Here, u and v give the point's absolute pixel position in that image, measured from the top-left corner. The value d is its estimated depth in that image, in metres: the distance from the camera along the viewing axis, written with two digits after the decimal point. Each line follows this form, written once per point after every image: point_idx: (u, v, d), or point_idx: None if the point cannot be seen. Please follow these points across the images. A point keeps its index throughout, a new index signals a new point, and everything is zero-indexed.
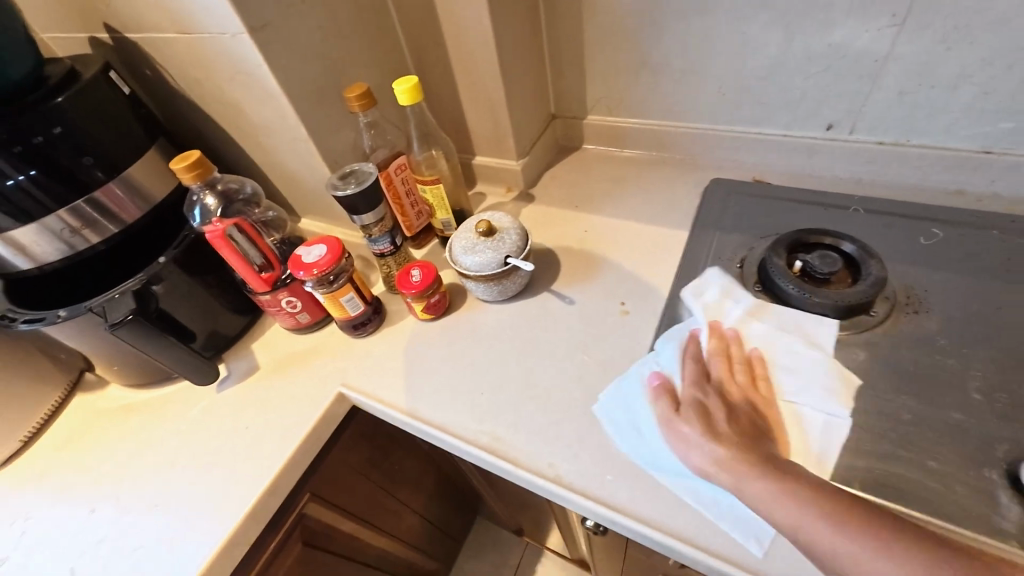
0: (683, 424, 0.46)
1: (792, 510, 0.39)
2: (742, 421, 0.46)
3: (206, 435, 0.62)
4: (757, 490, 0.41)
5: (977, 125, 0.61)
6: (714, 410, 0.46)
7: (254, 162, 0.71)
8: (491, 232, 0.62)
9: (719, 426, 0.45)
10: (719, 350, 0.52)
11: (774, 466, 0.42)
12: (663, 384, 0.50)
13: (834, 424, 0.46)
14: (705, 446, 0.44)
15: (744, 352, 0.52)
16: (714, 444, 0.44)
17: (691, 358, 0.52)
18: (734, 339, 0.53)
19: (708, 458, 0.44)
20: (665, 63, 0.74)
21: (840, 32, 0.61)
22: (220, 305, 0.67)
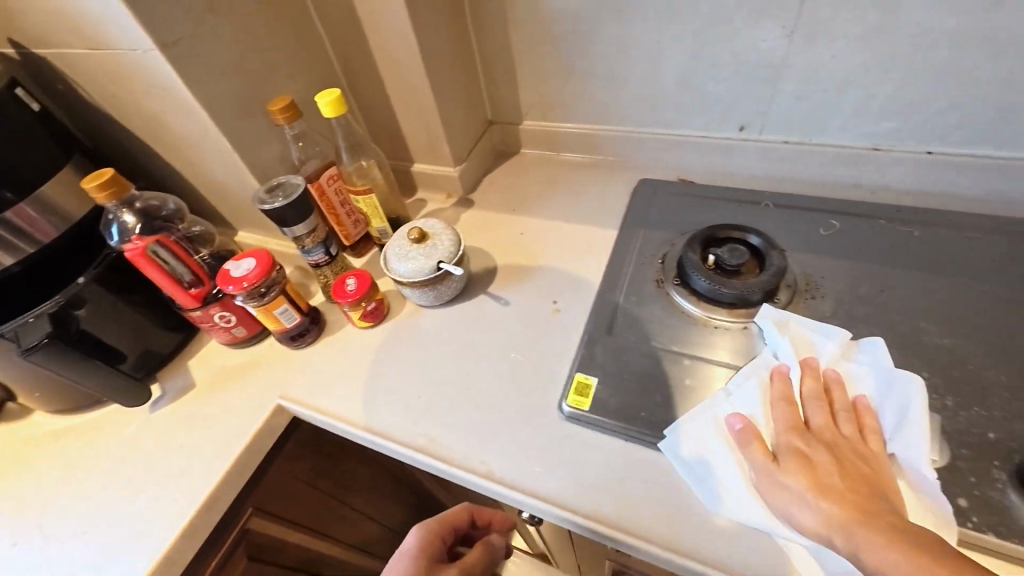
0: (786, 477, 0.43)
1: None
2: (851, 471, 0.42)
3: (138, 457, 0.60)
4: (883, 560, 0.36)
5: (865, 124, 0.67)
6: (820, 459, 0.43)
7: (182, 177, 0.70)
8: (424, 238, 0.64)
9: (828, 481, 0.41)
10: (820, 392, 0.48)
11: (898, 528, 0.37)
12: (746, 429, 0.46)
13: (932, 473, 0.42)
14: (814, 503, 0.40)
15: (847, 396, 0.48)
16: (821, 499, 0.40)
17: (782, 399, 0.48)
18: (836, 380, 0.49)
19: (821, 517, 0.40)
20: (590, 71, 0.77)
21: (741, 41, 0.66)
22: (150, 324, 0.66)
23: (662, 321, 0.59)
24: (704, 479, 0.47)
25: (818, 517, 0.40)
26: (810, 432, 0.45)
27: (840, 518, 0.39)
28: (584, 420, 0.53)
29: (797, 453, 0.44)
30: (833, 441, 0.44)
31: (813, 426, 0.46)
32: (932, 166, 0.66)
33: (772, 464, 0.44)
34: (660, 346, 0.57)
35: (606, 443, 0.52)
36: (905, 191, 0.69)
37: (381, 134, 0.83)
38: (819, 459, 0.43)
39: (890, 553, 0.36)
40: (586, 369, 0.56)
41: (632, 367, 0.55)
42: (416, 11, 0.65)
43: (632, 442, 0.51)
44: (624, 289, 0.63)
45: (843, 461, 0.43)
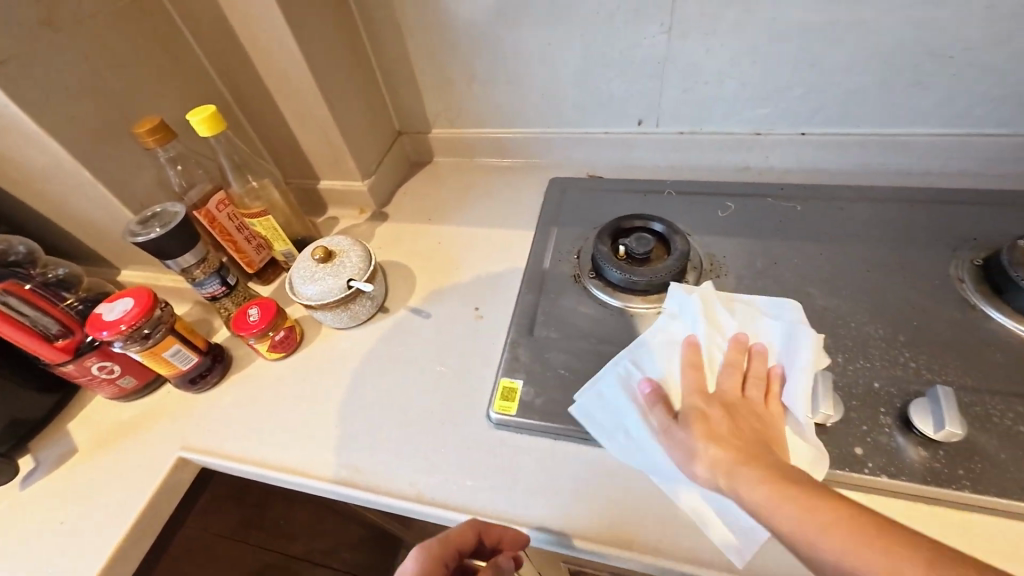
0: (680, 430, 0.43)
1: (782, 520, 0.34)
2: (743, 426, 0.42)
3: (6, 545, 0.52)
4: (756, 501, 0.36)
5: (746, 112, 0.72)
6: (716, 416, 0.43)
7: (39, 214, 0.61)
8: (330, 257, 0.60)
9: (719, 432, 0.41)
10: (735, 360, 0.48)
11: (778, 476, 0.36)
12: (654, 392, 0.48)
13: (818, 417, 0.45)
14: (703, 452, 0.41)
15: (765, 368, 0.47)
16: (710, 446, 0.41)
17: (690, 364, 0.48)
18: (758, 353, 0.48)
19: (708, 464, 0.40)
20: (490, 74, 0.77)
21: (625, 40, 0.69)
22: (15, 387, 0.57)
23: (581, 315, 0.59)
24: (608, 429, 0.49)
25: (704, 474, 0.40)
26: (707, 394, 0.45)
27: (725, 463, 0.39)
28: (512, 425, 0.52)
29: (696, 412, 0.44)
30: (729, 402, 0.45)
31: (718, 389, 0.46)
32: (806, 146, 0.72)
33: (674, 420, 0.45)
34: (580, 340, 0.57)
35: (536, 444, 0.51)
36: (787, 169, 0.75)
37: (279, 152, 0.78)
38: (717, 415, 0.43)
39: (759, 492, 0.36)
40: (510, 372, 0.55)
41: (556, 364, 0.55)
42: (296, 21, 0.62)
43: (560, 440, 0.51)
44: (543, 287, 0.63)
45: (739, 418, 0.43)
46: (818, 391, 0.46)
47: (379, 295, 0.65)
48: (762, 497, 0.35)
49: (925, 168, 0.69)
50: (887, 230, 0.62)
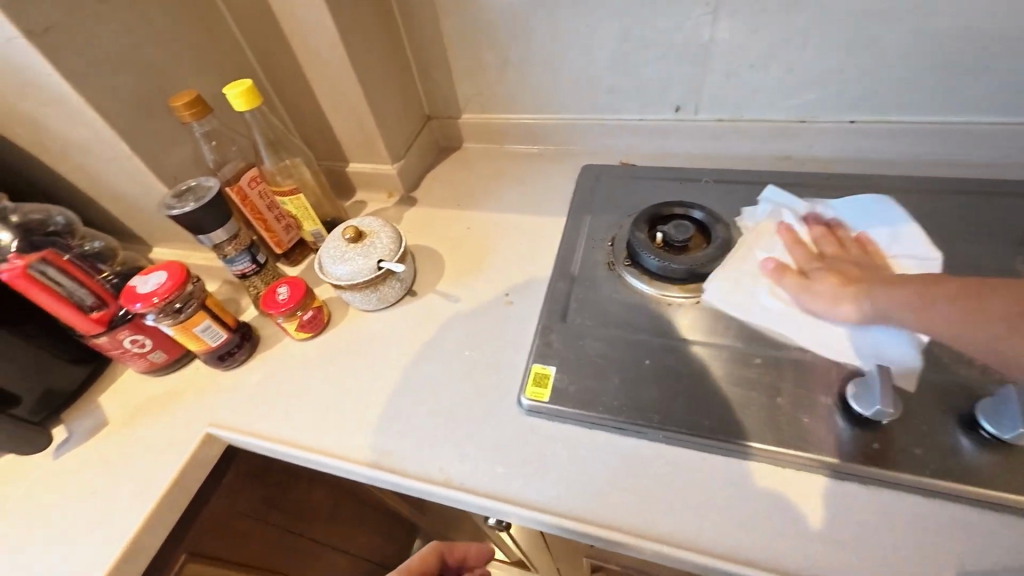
0: (816, 284, 0.50)
1: (921, 310, 0.41)
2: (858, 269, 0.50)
3: (40, 511, 0.52)
4: (897, 302, 0.43)
5: (791, 98, 0.69)
6: (840, 271, 0.50)
7: (77, 187, 0.62)
8: (360, 237, 0.60)
9: (851, 278, 0.49)
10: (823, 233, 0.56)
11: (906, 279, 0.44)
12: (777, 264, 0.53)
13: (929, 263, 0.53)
14: (840, 296, 0.47)
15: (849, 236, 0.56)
16: (842, 289, 0.48)
17: (795, 243, 0.56)
18: (836, 225, 0.57)
19: (850, 304, 0.47)
20: (525, 57, 0.76)
21: (667, 21, 0.66)
22: (48, 358, 0.57)
23: (616, 303, 0.58)
24: (737, 299, 0.53)
25: (858, 312, 0.46)
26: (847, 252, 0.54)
27: (860, 288, 0.47)
28: (543, 412, 0.50)
29: (823, 272, 0.51)
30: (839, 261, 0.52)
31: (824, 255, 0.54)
32: (854, 135, 0.69)
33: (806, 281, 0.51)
34: (615, 328, 0.55)
35: (568, 432, 0.49)
36: (832, 159, 0.71)
37: (310, 134, 0.77)
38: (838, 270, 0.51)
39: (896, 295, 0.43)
40: (542, 359, 0.54)
41: (590, 351, 0.53)
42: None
43: (594, 430, 0.49)
44: (576, 274, 0.62)
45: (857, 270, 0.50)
46: (913, 242, 0.55)
47: (408, 277, 0.64)
48: (899, 295, 0.43)
49: (984, 160, 0.65)
50: (943, 223, 0.59)
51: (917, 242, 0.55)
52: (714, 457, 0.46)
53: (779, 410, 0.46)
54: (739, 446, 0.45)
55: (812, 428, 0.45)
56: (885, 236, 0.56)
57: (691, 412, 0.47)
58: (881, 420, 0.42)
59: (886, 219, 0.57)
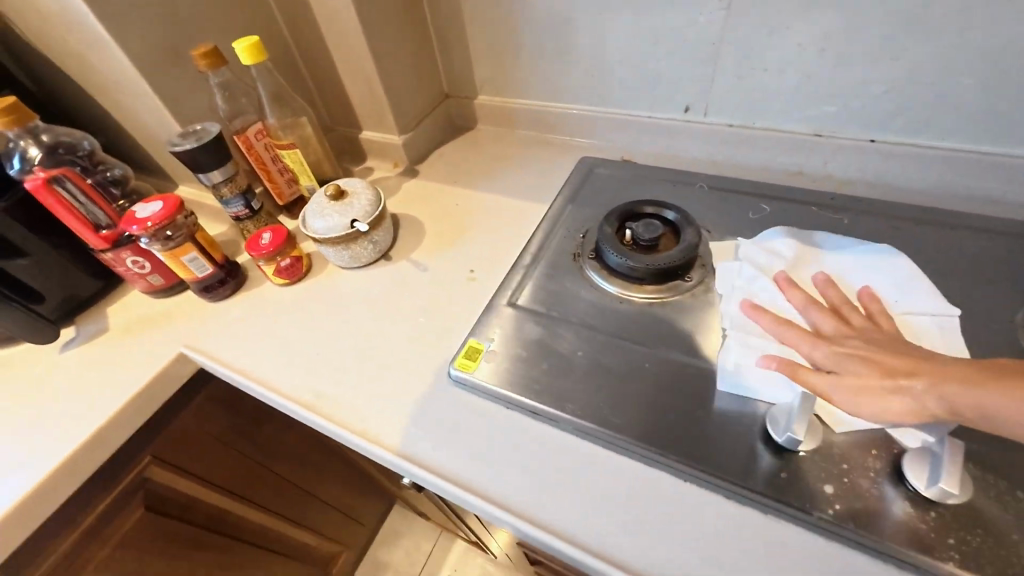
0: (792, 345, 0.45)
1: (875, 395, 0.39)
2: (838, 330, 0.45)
3: (37, 394, 0.60)
4: (857, 382, 0.40)
5: (808, 109, 0.64)
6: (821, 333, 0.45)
7: (115, 122, 0.70)
8: (341, 195, 0.63)
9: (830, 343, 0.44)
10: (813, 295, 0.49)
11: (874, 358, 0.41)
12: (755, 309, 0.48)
13: (945, 324, 0.46)
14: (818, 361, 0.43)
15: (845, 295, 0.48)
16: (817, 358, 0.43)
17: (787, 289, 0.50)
18: (827, 284, 0.49)
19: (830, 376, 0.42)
20: (538, 43, 0.75)
21: (680, 15, 0.63)
22: (71, 266, 0.66)
23: (570, 293, 0.57)
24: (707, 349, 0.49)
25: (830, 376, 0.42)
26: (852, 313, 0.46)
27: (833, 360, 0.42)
28: (468, 384, 0.51)
29: (843, 351, 0.42)
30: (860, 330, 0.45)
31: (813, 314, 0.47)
32: (875, 156, 0.63)
33: (814, 347, 0.44)
34: (561, 317, 0.55)
35: (487, 407, 0.50)
36: (847, 180, 0.66)
37: (329, 99, 0.82)
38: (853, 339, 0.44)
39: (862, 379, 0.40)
40: (481, 335, 0.54)
41: (529, 335, 0.54)
42: None
43: (512, 410, 0.49)
44: (540, 260, 0.62)
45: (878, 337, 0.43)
46: (923, 296, 0.48)
47: (383, 241, 0.67)
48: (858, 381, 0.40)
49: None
50: (947, 261, 0.53)
51: (928, 296, 0.48)
52: (619, 456, 0.45)
53: (693, 421, 0.44)
54: (645, 450, 0.44)
55: (727, 447, 0.43)
56: (890, 290, 0.50)
57: (607, 408, 0.46)
58: (798, 449, 0.40)
59: (891, 274, 0.51)
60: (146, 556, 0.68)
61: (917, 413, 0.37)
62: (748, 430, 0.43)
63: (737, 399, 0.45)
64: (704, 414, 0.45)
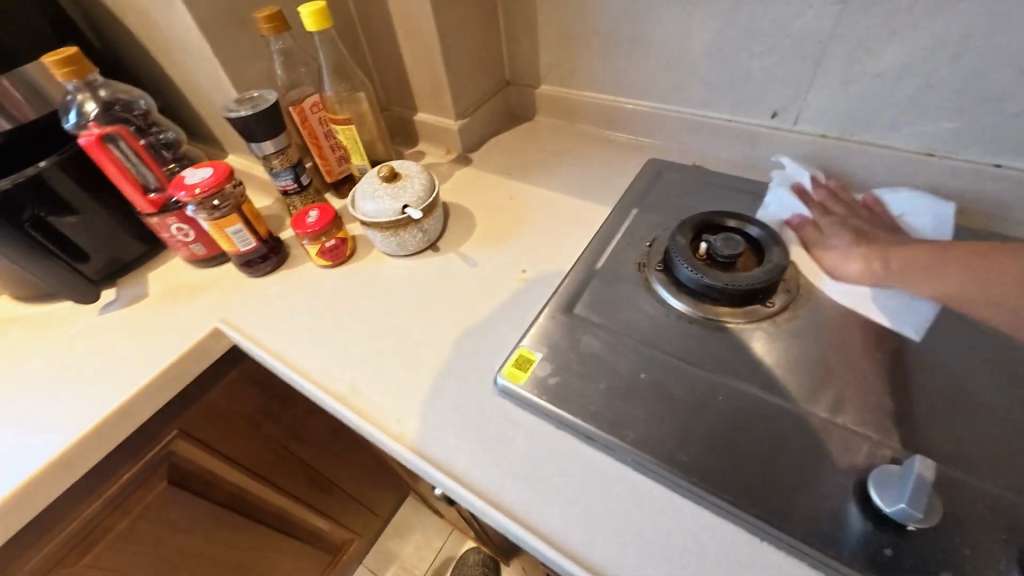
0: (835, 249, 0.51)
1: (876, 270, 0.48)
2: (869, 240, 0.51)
3: (74, 354, 0.59)
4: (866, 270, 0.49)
5: (922, 124, 0.56)
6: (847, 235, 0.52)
7: (173, 84, 0.68)
8: (394, 178, 0.60)
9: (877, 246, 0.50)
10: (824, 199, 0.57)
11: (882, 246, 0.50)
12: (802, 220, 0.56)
13: (941, 221, 0.53)
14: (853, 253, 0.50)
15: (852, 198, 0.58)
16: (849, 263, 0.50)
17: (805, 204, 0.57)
18: (839, 188, 0.58)
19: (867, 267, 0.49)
20: (615, 31, 0.70)
21: (785, 7, 0.56)
22: (118, 228, 0.64)
23: (633, 306, 0.52)
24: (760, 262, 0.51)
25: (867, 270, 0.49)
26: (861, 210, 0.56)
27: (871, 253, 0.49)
28: (515, 397, 0.47)
29: (849, 234, 0.52)
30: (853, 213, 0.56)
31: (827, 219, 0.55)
32: (996, 184, 0.55)
33: (830, 247, 0.52)
34: (621, 331, 0.50)
35: (535, 424, 0.45)
36: (958, 210, 0.58)
37: (387, 76, 0.79)
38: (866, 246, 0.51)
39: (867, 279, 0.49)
40: (532, 342, 0.50)
41: (586, 348, 0.49)
42: None
43: (561, 432, 0.44)
44: (600, 266, 0.57)
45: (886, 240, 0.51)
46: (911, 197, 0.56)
47: (432, 231, 0.63)
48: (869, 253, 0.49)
49: None
50: None
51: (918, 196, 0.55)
52: (682, 500, 0.39)
53: (772, 470, 0.39)
54: (714, 498, 0.38)
55: (815, 507, 0.37)
56: (901, 198, 0.56)
57: (672, 442, 0.41)
58: (907, 523, 0.34)
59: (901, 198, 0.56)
60: (166, 529, 0.67)
61: (876, 274, 0.48)
62: (840, 491, 0.37)
63: (828, 451, 0.39)
64: (788, 464, 0.39)
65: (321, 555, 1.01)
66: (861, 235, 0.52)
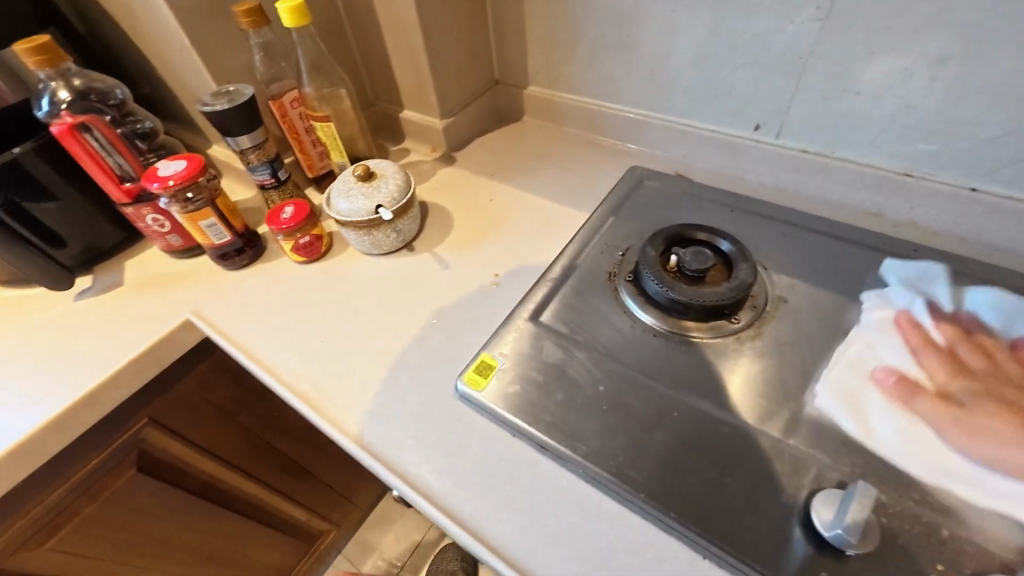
0: (918, 399, 0.41)
1: (995, 443, 0.38)
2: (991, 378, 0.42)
3: (45, 340, 0.60)
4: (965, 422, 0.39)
5: (900, 143, 0.56)
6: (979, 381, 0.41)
7: (155, 73, 0.68)
8: (369, 177, 0.60)
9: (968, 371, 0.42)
10: (953, 335, 0.45)
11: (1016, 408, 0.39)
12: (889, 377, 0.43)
13: None
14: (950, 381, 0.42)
15: (992, 339, 0.45)
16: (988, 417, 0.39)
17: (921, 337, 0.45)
18: (967, 324, 0.46)
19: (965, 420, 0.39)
20: (601, 35, 0.69)
21: (767, 21, 0.56)
22: (95, 216, 0.64)
23: (600, 317, 0.52)
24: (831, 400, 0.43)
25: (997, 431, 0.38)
26: (998, 360, 0.43)
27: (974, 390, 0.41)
28: (473, 402, 0.47)
29: (974, 388, 0.41)
30: (988, 373, 0.42)
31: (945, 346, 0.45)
32: (971, 207, 0.55)
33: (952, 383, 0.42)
34: (586, 343, 0.50)
35: (491, 430, 0.45)
36: (933, 231, 0.58)
37: (373, 72, 0.78)
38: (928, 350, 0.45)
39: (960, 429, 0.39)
40: (495, 349, 0.50)
41: (549, 358, 0.49)
42: None
43: (517, 440, 0.44)
44: (570, 274, 0.57)
45: (1009, 390, 0.41)
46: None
47: (408, 231, 0.63)
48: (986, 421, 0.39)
49: None
50: None
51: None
52: (628, 514, 0.39)
53: (718, 487, 0.39)
54: (658, 513, 0.38)
55: (756, 527, 0.37)
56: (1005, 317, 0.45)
57: (622, 456, 0.41)
58: (846, 549, 0.34)
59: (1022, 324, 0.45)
60: (135, 515, 0.68)
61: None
62: (783, 511, 0.37)
63: (775, 472, 0.39)
64: (734, 482, 0.39)
65: (297, 544, 1.02)
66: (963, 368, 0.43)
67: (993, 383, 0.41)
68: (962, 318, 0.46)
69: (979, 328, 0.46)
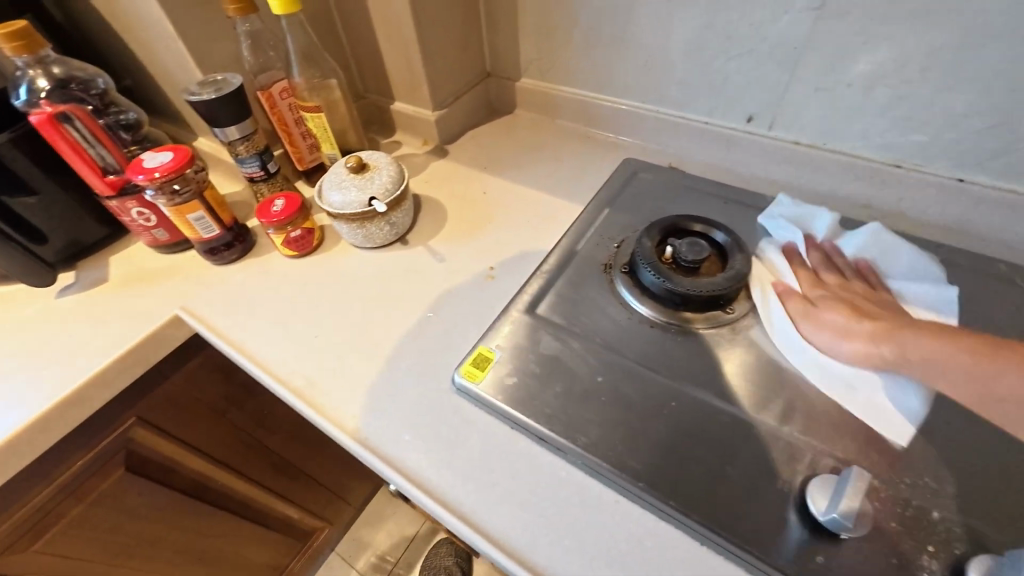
0: (822, 320, 0.45)
1: (864, 353, 0.42)
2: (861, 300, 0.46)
3: (28, 337, 0.58)
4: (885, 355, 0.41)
5: (890, 135, 0.57)
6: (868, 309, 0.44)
7: (138, 62, 0.66)
8: (362, 169, 0.59)
9: (860, 310, 0.44)
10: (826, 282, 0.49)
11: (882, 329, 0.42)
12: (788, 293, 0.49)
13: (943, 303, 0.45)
14: (852, 323, 0.44)
15: (868, 279, 0.49)
16: (850, 338, 0.43)
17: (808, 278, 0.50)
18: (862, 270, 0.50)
19: (860, 348, 0.42)
20: (595, 26, 0.69)
21: (761, 11, 0.56)
22: (78, 210, 0.62)
23: (596, 308, 0.52)
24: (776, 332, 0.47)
25: (870, 351, 0.42)
26: (857, 286, 0.47)
27: (878, 331, 0.42)
28: (471, 395, 0.47)
29: (828, 294, 0.47)
30: (857, 289, 0.47)
31: (826, 283, 0.49)
32: (958, 197, 0.56)
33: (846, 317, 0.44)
34: (583, 334, 0.50)
35: (489, 423, 0.45)
36: (923, 222, 0.58)
37: (364, 63, 0.77)
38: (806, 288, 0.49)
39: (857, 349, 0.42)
40: (492, 341, 0.50)
41: (546, 350, 0.49)
42: None
43: (515, 432, 0.44)
44: (566, 266, 0.57)
45: (870, 307, 0.44)
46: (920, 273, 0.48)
47: (401, 224, 0.62)
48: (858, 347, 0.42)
49: None
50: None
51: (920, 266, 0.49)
52: (628, 502, 0.40)
53: (716, 475, 0.39)
54: (658, 501, 0.39)
55: (755, 515, 0.37)
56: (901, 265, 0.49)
57: (622, 445, 0.42)
58: (840, 532, 0.35)
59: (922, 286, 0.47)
60: (123, 515, 0.67)
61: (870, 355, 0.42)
62: (780, 497, 0.38)
63: (773, 460, 0.40)
64: (732, 470, 0.40)
65: (290, 542, 1.01)
66: (859, 310, 0.45)
67: (864, 303, 0.45)
68: (874, 239, 0.51)
69: (861, 270, 0.50)
